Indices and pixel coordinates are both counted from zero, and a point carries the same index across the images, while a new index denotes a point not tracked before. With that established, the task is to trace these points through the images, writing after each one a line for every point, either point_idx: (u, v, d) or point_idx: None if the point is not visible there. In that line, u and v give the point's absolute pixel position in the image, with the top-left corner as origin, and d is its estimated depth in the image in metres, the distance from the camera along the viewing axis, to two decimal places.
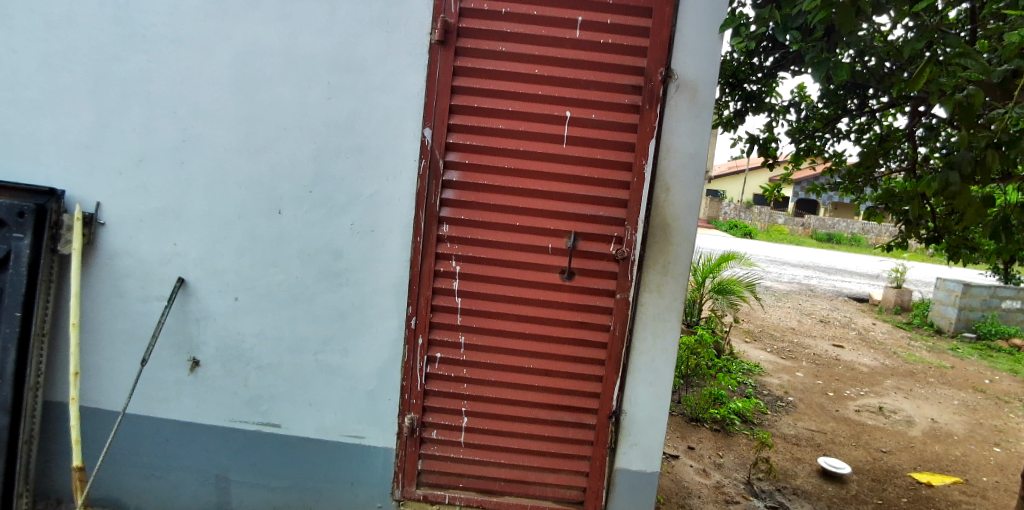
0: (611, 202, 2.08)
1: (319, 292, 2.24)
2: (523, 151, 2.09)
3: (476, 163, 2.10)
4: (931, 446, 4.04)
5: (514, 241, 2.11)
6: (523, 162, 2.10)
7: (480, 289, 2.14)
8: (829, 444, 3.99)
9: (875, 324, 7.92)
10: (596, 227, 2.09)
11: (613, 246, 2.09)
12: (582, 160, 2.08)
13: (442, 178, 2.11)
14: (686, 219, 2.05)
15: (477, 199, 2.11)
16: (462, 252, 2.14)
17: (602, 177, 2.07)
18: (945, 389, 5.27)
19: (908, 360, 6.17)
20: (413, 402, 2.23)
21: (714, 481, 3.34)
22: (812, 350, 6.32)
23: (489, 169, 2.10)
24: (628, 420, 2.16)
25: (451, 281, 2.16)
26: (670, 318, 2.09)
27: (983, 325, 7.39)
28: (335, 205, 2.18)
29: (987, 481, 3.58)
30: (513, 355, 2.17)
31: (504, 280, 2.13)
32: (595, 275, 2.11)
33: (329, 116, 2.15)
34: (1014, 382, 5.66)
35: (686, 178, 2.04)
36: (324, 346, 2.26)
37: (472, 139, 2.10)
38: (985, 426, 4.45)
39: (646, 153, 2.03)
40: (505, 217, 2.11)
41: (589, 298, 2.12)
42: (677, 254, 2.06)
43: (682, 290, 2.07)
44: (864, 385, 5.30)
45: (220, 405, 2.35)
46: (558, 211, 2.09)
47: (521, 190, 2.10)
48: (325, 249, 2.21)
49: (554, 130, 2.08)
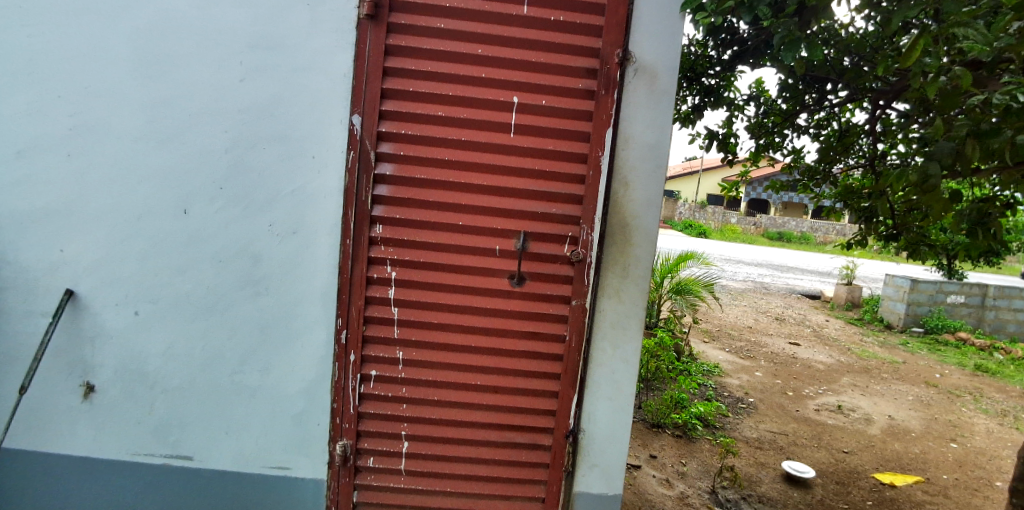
0: (566, 198, 1.87)
1: (233, 304, 1.93)
2: (467, 142, 1.85)
3: (413, 155, 1.86)
4: (891, 445, 4.02)
5: (459, 243, 1.87)
6: (466, 154, 1.86)
7: (421, 298, 1.90)
8: (792, 447, 3.91)
9: (829, 321, 8.06)
10: (550, 226, 1.87)
11: (569, 247, 1.87)
12: (534, 151, 1.86)
13: (374, 171, 1.85)
14: (648, 216, 1.86)
15: (415, 195, 1.86)
16: (398, 256, 1.88)
17: (556, 170, 1.86)
18: (899, 385, 5.32)
19: (862, 356, 6.25)
20: (345, 426, 1.96)
21: (677, 491, 3.19)
22: (769, 348, 6.33)
23: (427, 161, 1.86)
24: (586, 440, 1.96)
25: (386, 289, 1.90)
26: (631, 325, 1.89)
27: (930, 320, 7.59)
28: (251, 204, 1.89)
29: (948, 479, 3.56)
30: (457, 371, 1.92)
31: (446, 287, 1.89)
32: (547, 279, 1.89)
33: (244, 101, 1.86)
34: (962, 375, 5.78)
35: (645, 172, 1.85)
36: (241, 366, 1.96)
37: (408, 127, 1.85)
38: (940, 422, 4.48)
39: (602, 143, 1.83)
40: (447, 217, 1.87)
41: (543, 305, 1.90)
42: (637, 254, 1.87)
43: (643, 294, 1.88)
44: (822, 383, 5.29)
45: (121, 436, 2.02)
46: (507, 209, 1.87)
47: (464, 185, 1.86)
48: (241, 255, 1.91)
49: (500, 118, 1.85)
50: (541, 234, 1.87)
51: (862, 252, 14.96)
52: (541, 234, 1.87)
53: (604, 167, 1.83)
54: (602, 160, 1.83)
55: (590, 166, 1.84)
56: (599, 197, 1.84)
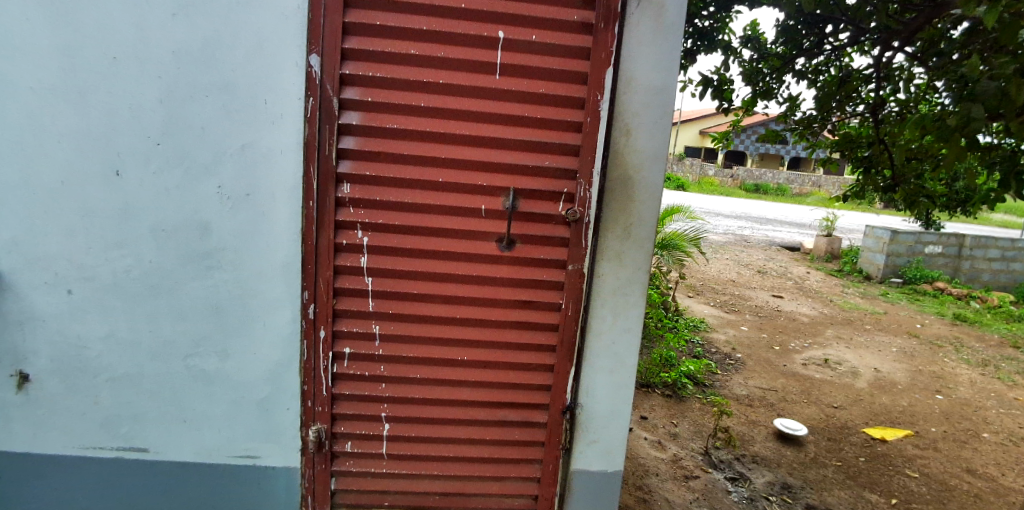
0: (560, 150, 1.63)
1: (183, 279, 1.69)
2: (445, 86, 1.59)
3: (383, 103, 1.60)
4: (878, 398, 4.02)
5: (440, 204, 1.64)
6: (445, 100, 1.60)
7: (398, 267, 1.67)
8: (783, 403, 3.87)
9: (811, 273, 8.07)
10: (542, 183, 1.65)
11: (564, 206, 1.65)
12: (522, 96, 1.61)
13: (338, 122, 1.59)
14: (652, 169, 1.64)
15: (386, 150, 1.62)
16: (370, 221, 1.65)
17: (548, 117, 1.62)
18: (882, 336, 5.34)
19: (845, 308, 6.26)
20: (319, 410, 1.76)
21: (671, 454, 3.10)
22: (754, 302, 6.30)
23: (399, 110, 1.60)
24: (585, 416, 1.80)
25: (357, 257, 1.67)
26: (633, 292, 1.71)
27: (909, 270, 7.65)
28: (195, 163, 1.62)
29: (936, 432, 3.58)
30: (441, 346, 1.73)
31: (426, 254, 1.67)
32: (539, 243, 1.67)
33: (177, 40, 1.56)
34: (942, 325, 5.85)
35: (650, 120, 1.62)
36: (196, 348, 1.74)
37: (376, 70, 1.58)
38: (924, 373, 4.50)
39: (601, 86, 1.59)
40: (425, 174, 1.63)
41: (536, 272, 1.69)
42: (640, 213, 1.66)
43: (647, 257, 1.69)
44: (807, 336, 5.28)
45: (65, 430, 1.79)
46: (494, 164, 1.63)
47: (443, 137, 1.61)
48: (188, 222, 1.66)
49: (483, 57, 1.59)
50: (533, 192, 1.64)
51: (841, 203, 15.05)
52: (534, 192, 1.64)
53: (603, 114, 1.60)
54: (601, 106, 1.59)
55: (587, 112, 1.60)
56: (598, 148, 1.61)
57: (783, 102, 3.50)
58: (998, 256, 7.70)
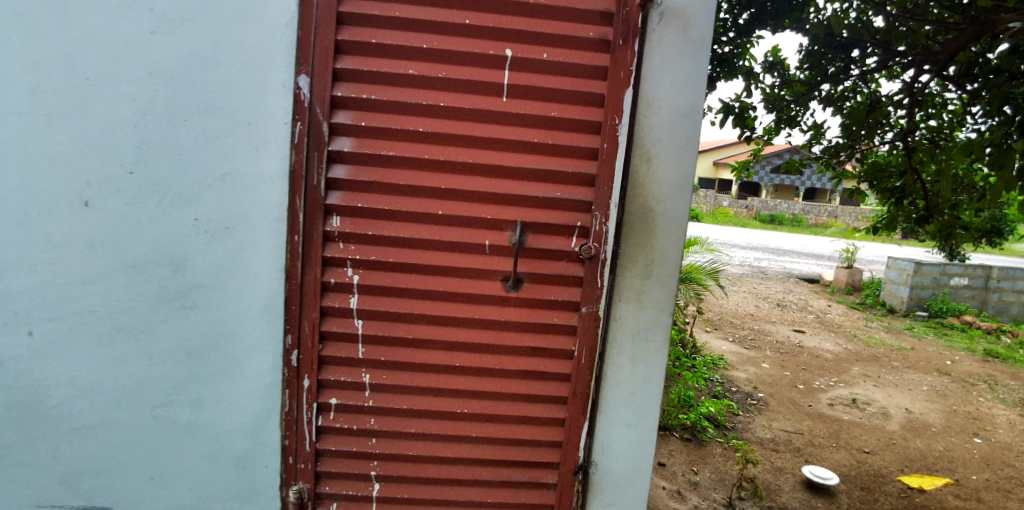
0: (575, 179, 1.46)
1: (155, 319, 1.52)
2: (446, 109, 1.44)
3: (378, 127, 1.44)
4: (913, 442, 3.73)
5: (440, 240, 1.47)
6: (446, 125, 1.45)
7: (393, 309, 1.49)
8: (810, 448, 3.61)
9: (831, 306, 7.80)
10: (554, 216, 1.47)
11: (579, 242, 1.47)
12: (533, 120, 1.45)
13: (328, 148, 1.44)
14: (676, 200, 1.47)
15: (380, 178, 1.45)
16: (362, 257, 1.48)
17: (562, 143, 1.45)
18: (912, 374, 5.06)
19: (869, 343, 5.99)
20: (301, 467, 1.58)
21: (692, 507, 2.86)
22: (774, 337, 6.04)
23: (396, 135, 1.45)
24: (600, 476, 1.59)
25: (347, 297, 1.50)
26: (654, 337, 1.52)
27: (934, 304, 7.37)
28: (171, 192, 1.48)
29: (978, 480, 3.26)
30: (440, 398, 1.54)
31: (424, 295, 1.49)
32: (550, 282, 1.49)
33: (155, 60, 1.43)
34: (974, 361, 5.54)
35: (673, 145, 1.46)
36: (167, 396, 1.56)
37: (371, 91, 1.44)
38: (960, 414, 4.20)
39: (620, 108, 1.43)
40: (423, 205, 1.46)
41: (548, 316, 1.50)
42: (663, 249, 1.48)
43: (671, 298, 1.50)
44: (832, 373, 5.01)
45: (19, 486, 1.59)
46: (500, 194, 1.46)
47: (444, 165, 1.45)
48: (161, 257, 1.50)
49: (489, 77, 1.44)
50: (544, 226, 1.46)
51: (859, 233, 14.76)
52: (545, 225, 1.46)
53: (621, 139, 1.44)
54: (619, 131, 1.43)
55: (604, 138, 1.43)
56: (616, 177, 1.44)
57: (807, 130, 3.33)
58: None
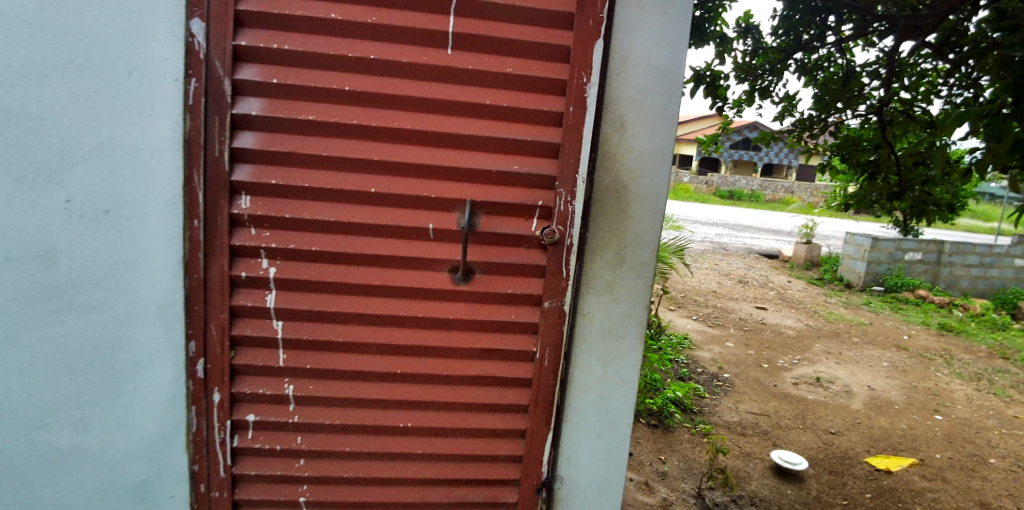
0: (536, 149, 1.22)
1: (25, 326, 1.18)
2: (378, 64, 1.17)
3: (294, 87, 1.17)
4: (876, 421, 3.72)
5: (374, 223, 1.21)
6: (378, 83, 1.18)
7: (317, 307, 1.24)
8: (777, 430, 3.55)
9: (791, 282, 7.88)
10: (511, 194, 1.23)
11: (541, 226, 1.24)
12: (484, 78, 1.20)
13: (231, 111, 1.15)
14: (653, 175, 1.25)
15: (298, 149, 1.18)
16: (278, 246, 1.21)
17: (519, 106, 1.21)
18: (872, 350, 5.10)
19: (830, 319, 6.04)
20: (215, 496, 1.32)
21: (660, 498, 2.73)
22: (737, 314, 6.02)
23: (317, 96, 1.18)
24: (566, 491, 1.40)
25: (262, 295, 1.24)
26: (628, 335, 1.32)
27: (889, 278, 7.53)
28: (33, 165, 1.14)
29: (942, 459, 3.25)
30: (378, 410, 1.30)
31: (354, 290, 1.24)
32: (506, 272, 1.26)
33: None
34: (929, 336, 5.65)
35: (650, 109, 1.23)
36: (44, 420, 1.24)
37: (285, 41, 1.16)
38: (920, 390, 4.24)
39: (589, 64, 1.19)
40: (352, 182, 1.20)
41: (505, 312, 1.27)
42: (637, 233, 1.27)
43: (646, 290, 1.30)
44: (795, 351, 5.00)
45: None
46: (446, 168, 1.21)
47: (376, 133, 1.19)
48: (30, 246, 1.16)
49: (429, 24, 1.17)
50: (499, 206, 1.23)
51: (816, 210, 15.08)
52: (500, 205, 1.23)
53: (591, 101, 1.20)
54: (589, 92, 1.20)
55: (570, 100, 1.20)
56: (585, 148, 1.21)
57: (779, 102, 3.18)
58: (976, 262, 7.59)
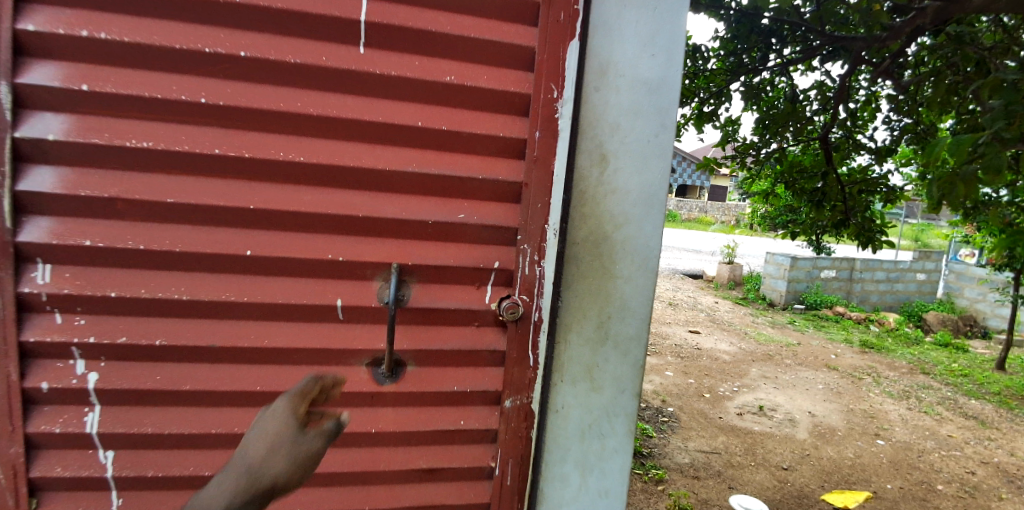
0: (488, 188, 0.89)
1: None
2: (260, 69, 0.80)
3: (120, 98, 0.77)
4: (824, 451, 3.62)
5: (258, 300, 0.83)
6: (257, 95, 0.81)
7: (169, 430, 0.83)
8: (730, 470, 3.26)
9: (718, 302, 7.99)
10: (453, 252, 0.89)
11: (497, 293, 0.91)
12: (413, 88, 0.86)
13: (12, 133, 0.73)
14: (641, 221, 0.98)
15: (129, 194, 0.78)
16: (100, 340, 0.80)
17: (466, 130, 0.88)
18: (805, 372, 5.15)
19: (761, 341, 6.09)
20: None
21: None
22: (673, 340, 5.91)
23: (161, 113, 0.78)
24: None
25: (80, 415, 0.81)
26: (611, 433, 1.01)
27: (809, 296, 7.83)
28: None
29: (893, 489, 3.18)
30: None
31: (220, 395, 0.83)
32: (450, 361, 0.90)
33: None
34: (853, 354, 5.82)
35: (636, 137, 0.96)
36: None
37: (104, 27, 0.76)
38: (857, 413, 4.26)
39: (560, 74, 0.90)
40: (220, 242, 0.81)
41: (449, 415, 0.91)
42: (622, 298, 0.98)
43: (634, 373, 1.00)
44: (734, 378, 4.88)
45: None
46: (360, 218, 0.85)
47: (254, 169, 0.81)
48: None
49: (331, 9, 0.82)
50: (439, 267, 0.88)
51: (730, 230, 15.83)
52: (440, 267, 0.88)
53: (564, 122, 0.90)
54: (561, 111, 0.90)
55: (535, 122, 0.89)
56: (558, 186, 0.90)
57: (721, 126, 3.06)
58: (883, 277, 8.08)
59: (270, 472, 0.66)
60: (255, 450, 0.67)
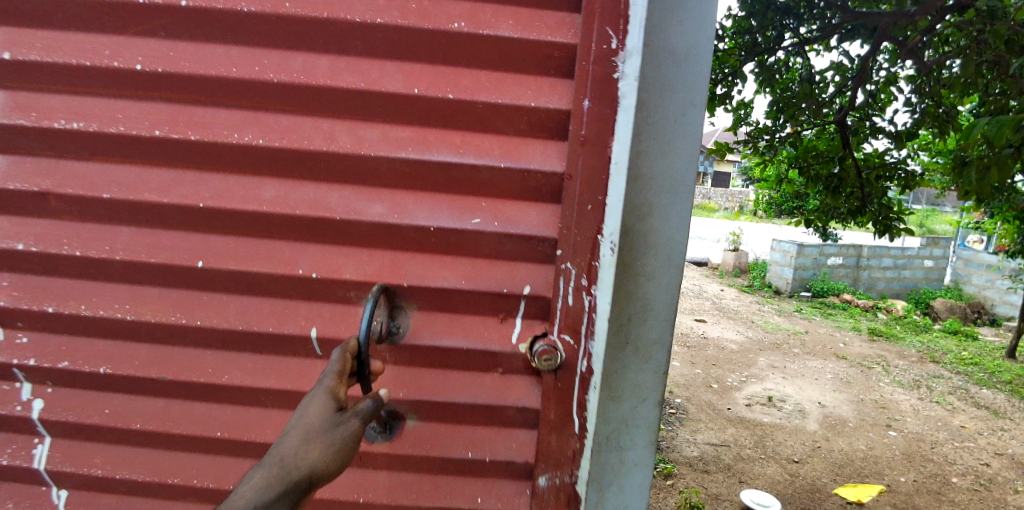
0: (511, 181, 0.79)
1: None
2: (202, 20, 0.79)
3: (42, 68, 0.82)
4: (836, 443, 3.54)
5: (209, 321, 0.85)
6: (211, 60, 0.80)
7: (118, 472, 0.89)
8: (740, 463, 3.19)
9: (724, 290, 7.88)
10: (472, 277, 0.82)
11: (527, 328, 0.82)
12: (410, 48, 0.78)
13: None
14: (666, 214, 0.89)
15: (59, 187, 0.83)
16: (43, 364, 0.87)
17: (480, 99, 0.78)
18: (813, 361, 5.07)
19: (767, 329, 6.01)
20: None
21: None
22: (678, 328, 5.81)
23: (82, 85, 0.82)
24: None
25: (25, 439, 0.90)
26: (631, 444, 0.95)
27: (815, 283, 7.72)
28: None
29: (907, 482, 3.11)
30: None
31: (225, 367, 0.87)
32: (454, 411, 0.85)
33: None
34: (861, 342, 5.73)
35: (659, 121, 0.87)
36: None
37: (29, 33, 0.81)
38: (867, 403, 4.19)
39: (621, 22, 0.73)
40: (174, 249, 0.84)
41: (460, 428, 0.86)
42: (644, 296, 0.91)
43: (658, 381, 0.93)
44: (740, 367, 4.81)
45: None
46: (338, 221, 0.81)
47: (206, 156, 0.81)
48: None
49: None
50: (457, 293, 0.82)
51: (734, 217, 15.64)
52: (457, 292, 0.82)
53: (625, 84, 0.74)
54: (620, 69, 0.73)
55: (584, 89, 0.75)
56: (616, 175, 0.76)
57: (734, 109, 2.94)
58: (890, 264, 7.96)
59: (308, 466, 0.64)
60: (290, 441, 0.64)
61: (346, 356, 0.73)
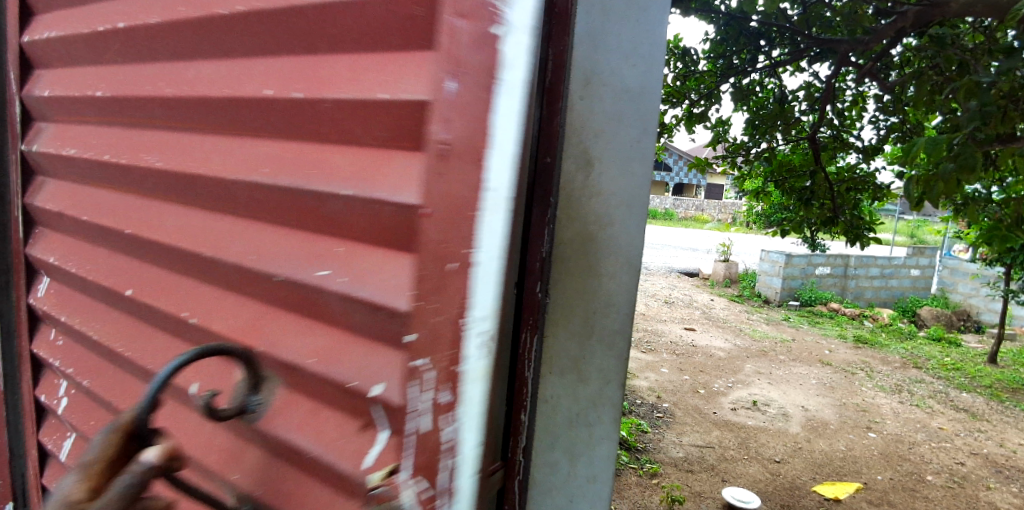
0: (357, 216, 0.52)
1: None
2: (135, 38, 0.79)
3: (62, 99, 0.91)
4: (816, 444, 3.68)
5: (144, 352, 0.80)
6: (141, 78, 0.79)
7: None
8: (723, 463, 3.32)
9: (714, 300, 8.04)
10: (337, 350, 0.55)
11: (389, 452, 0.49)
12: (271, 42, 0.62)
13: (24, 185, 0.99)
14: (623, 240, 0.72)
15: (69, 209, 0.90)
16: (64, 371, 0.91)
17: (328, 96, 0.55)
18: (799, 367, 5.20)
19: (755, 337, 6.15)
20: None
21: None
22: (668, 337, 5.94)
23: (84, 114, 0.89)
24: None
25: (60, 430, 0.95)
26: (588, 493, 0.81)
27: (804, 293, 7.88)
28: None
29: (883, 480, 3.25)
30: None
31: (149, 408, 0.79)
32: None
33: None
34: (846, 349, 5.90)
35: (606, 141, 0.69)
36: None
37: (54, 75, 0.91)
38: (850, 407, 4.32)
39: None
40: (120, 274, 0.82)
41: None
42: (595, 346, 0.74)
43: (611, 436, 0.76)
44: (728, 374, 4.94)
45: None
46: (205, 258, 0.68)
47: (135, 180, 0.79)
48: None
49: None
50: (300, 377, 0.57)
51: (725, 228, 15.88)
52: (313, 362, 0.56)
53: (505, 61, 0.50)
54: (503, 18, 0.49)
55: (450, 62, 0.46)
56: (490, 210, 0.51)
57: (712, 126, 3.13)
58: (876, 274, 8.15)
59: None
60: None
61: (111, 439, 0.50)
